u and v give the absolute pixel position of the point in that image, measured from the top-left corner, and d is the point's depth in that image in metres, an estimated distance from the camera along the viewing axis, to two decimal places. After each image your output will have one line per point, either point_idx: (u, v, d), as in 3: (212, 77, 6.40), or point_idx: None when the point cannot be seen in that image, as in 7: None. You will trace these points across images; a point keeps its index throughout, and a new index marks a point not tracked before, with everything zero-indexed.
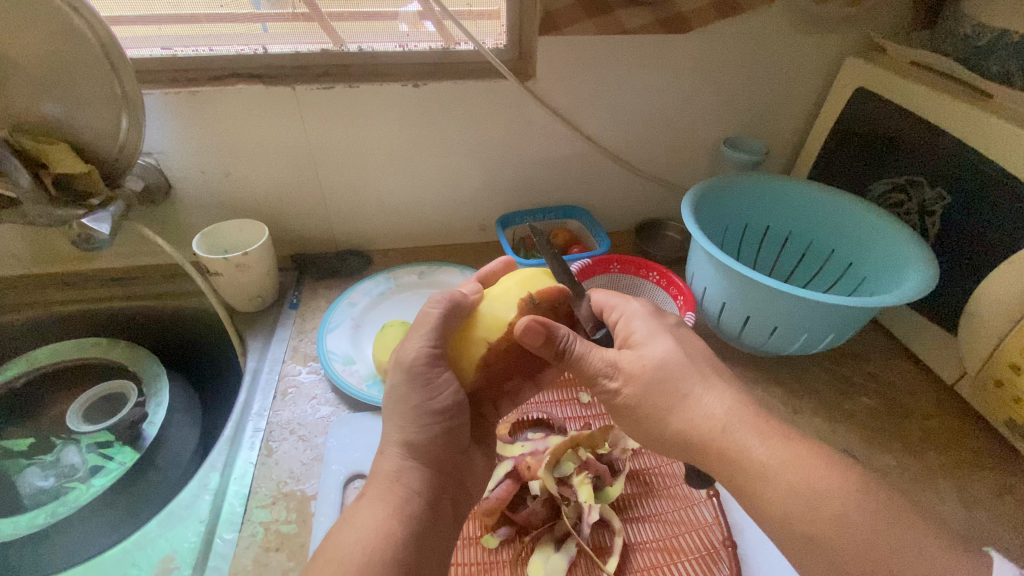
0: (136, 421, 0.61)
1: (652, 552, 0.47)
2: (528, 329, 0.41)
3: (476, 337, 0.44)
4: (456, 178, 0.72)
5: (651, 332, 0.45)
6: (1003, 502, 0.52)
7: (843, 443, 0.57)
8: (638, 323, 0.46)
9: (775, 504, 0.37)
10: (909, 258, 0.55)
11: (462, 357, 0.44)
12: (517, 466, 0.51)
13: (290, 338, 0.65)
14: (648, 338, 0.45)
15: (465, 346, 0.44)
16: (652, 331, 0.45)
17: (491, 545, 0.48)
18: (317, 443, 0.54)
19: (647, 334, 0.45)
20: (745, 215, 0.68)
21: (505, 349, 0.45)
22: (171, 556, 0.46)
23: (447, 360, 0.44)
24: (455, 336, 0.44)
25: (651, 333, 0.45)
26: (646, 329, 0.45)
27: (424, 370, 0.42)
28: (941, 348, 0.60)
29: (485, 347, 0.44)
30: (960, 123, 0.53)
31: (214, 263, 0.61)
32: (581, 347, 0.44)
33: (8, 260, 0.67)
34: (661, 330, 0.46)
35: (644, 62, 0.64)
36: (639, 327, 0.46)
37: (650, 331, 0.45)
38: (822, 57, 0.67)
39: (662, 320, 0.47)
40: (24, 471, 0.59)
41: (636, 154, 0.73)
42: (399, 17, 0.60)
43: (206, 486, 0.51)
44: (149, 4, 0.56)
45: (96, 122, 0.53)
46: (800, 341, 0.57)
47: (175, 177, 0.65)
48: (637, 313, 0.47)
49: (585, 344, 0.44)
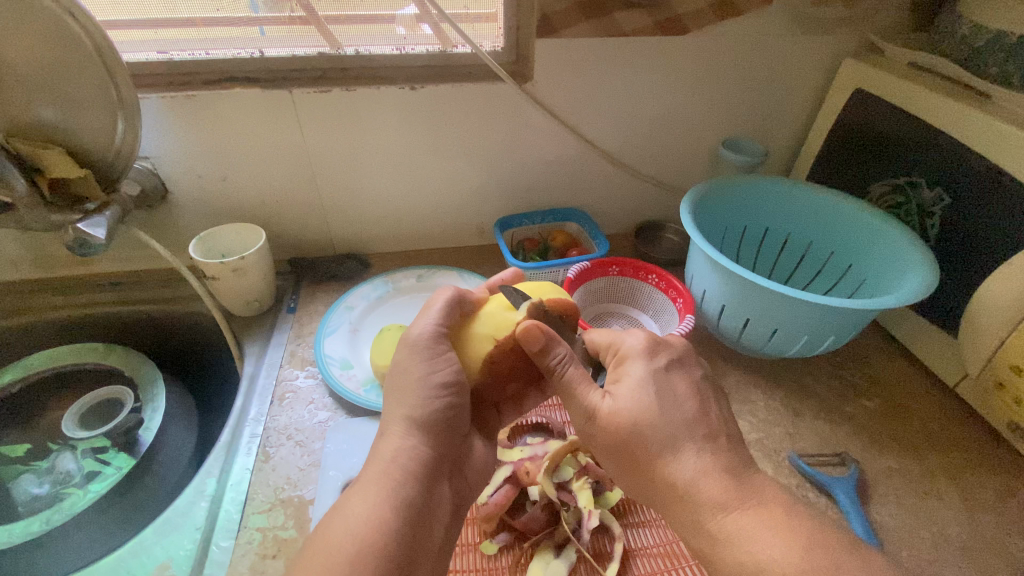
0: (131, 427, 0.60)
1: (652, 558, 0.47)
2: (528, 332, 0.42)
3: (479, 331, 0.44)
4: (454, 180, 0.72)
5: (641, 376, 0.42)
6: (1005, 506, 0.52)
7: (844, 446, 0.57)
8: (631, 368, 0.42)
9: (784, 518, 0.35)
10: (910, 261, 0.55)
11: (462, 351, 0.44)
12: (516, 471, 0.51)
13: (288, 343, 0.65)
14: (632, 384, 0.41)
15: (467, 343, 0.44)
16: (643, 378, 0.42)
17: (490, 552, 0.48)
18: (315, 449, 0.54)
19: (635, 381, 0.42)
20: (745, 217, 0.68)
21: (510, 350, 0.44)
22: (167, 564, 0.46)
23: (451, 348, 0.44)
24: (458, 328, 0.45)
25: (636, 380, 0.42)
26: (635, 375, 0.42)
27: (431, 358, 0.42)
28: (942, 351, 0.60)
29: (491, 344, 0.43)
30: (960, 124, 0.53)
31: (210, 268, 0.60)
32: (574, 375, 0.42)
33: (5, 265, 0.67)
34: (647, 375, 0.42)
35: (642, 64, 0.64)
36: (629, 372, 0.42)
37: (641, 377, 0.42)
38: (821, 58, 0.67)
39: (653, 361, 0.43)
40: (19, 478, 0.58)
41: (634, 156, 0.73)
42: (396, 20, 0.60)
43: (203, 492, 0.51)
44: (145, 9, 0.56)
45: (93, 127, 0.53)
46: (800, 344, 0.56)
47: (172, 182, 0.65)
48: (632, 355, 0.43)
49: (576, 374, 0.42)
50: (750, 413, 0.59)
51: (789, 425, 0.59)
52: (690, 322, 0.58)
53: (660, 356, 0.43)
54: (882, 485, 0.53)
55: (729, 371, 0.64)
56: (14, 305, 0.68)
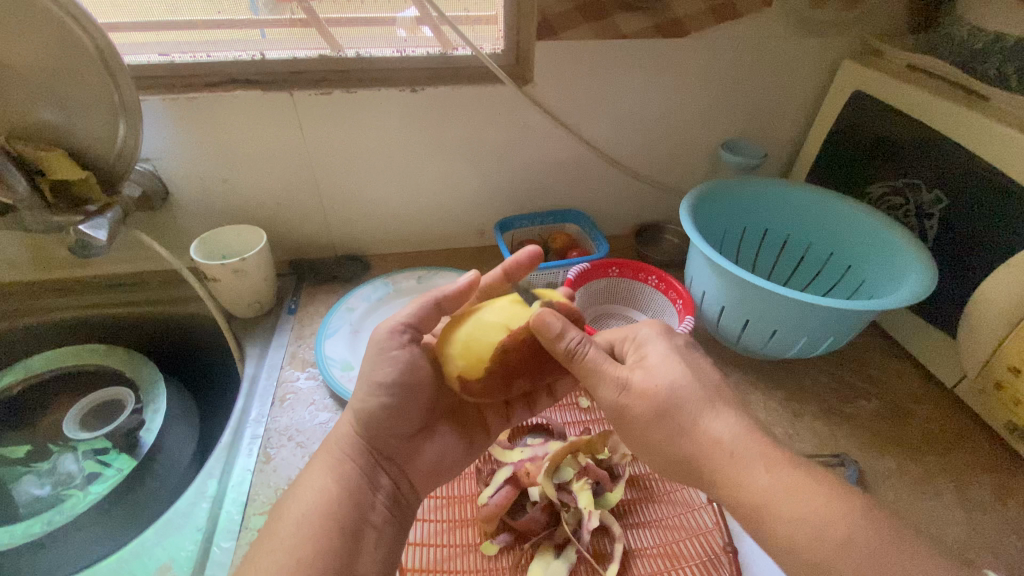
0: (132, 429, 0.61)
1: (652, 559, 0.47)
2: (544, 318, 0.40)
3: (490, 324, 0.42)
4: (454, 182, 0.72)
5: (663, 352, 0.44)
6: (1005, 506, 0.52)
7: (844, 447, 0.57)
8: (651, 348, 0.45)
9: (787, 518, 0.35)
10: (909, 262, 0.55)
11: (473, 343, 0.42)
12: (516, 472, 0.51)
13: (288, 344, 0.65)
14: (659, 357, 0.43)
15: (478, 334, 0.42)
16: (664, 354, 0.44)
17: (490, 553, 0.48)
18: (316, 450, 0.54)
19: (658, 358, 0.43)
20: (744, 218, 0.68)
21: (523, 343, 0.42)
22: (168, 565, 0.46)
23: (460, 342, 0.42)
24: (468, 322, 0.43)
25: (660, 355, 0.44)
26: (658, 351, 0.44)
27: None
28: (941, 351, 0.60)
29: (505, 334, 0.41)
30: (958, 126, 0.53)
31: (212, 270, 0.61)
32: (595, 356, 0.42)
33: (7, 267, 0.67)
34: (668, 352, 0.44)
35: (642, 66, 0.64)
36: (650, 352, 0.44)
37: (662, 354, 0.44)
38: (820, 60, 0.67)
39: (672, 341, 0.45)
40: (21, 479, 0.58)
41: (634, 158, 0.73)
42: (396, 23, 0.60)
43: (204, 493, 0.51)
44: (147, 11, 0.56)
45: (95, 129, 0.53)
46: (799, 345, 0.57)
47: (173, 184, 0.65)
48: (649, 338, 0.46)
49: (597, 357, 0.42)
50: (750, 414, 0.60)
51: (788, 425, 0.59)
52: (690, 323, 0.58)
53: (675, 338, 0.47)
54: (881, 485, 0.54)
55: (729, 372, 0.64)
56: (16, 307, 0.68)
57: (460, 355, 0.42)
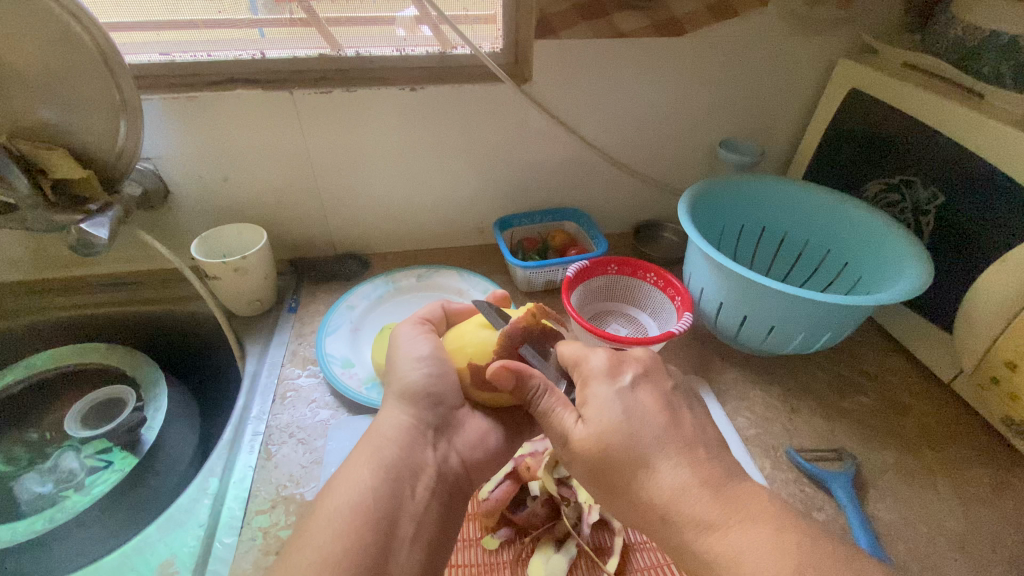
0: (134, 426, 0.60)
1: (653, 552, 0.48)
2: (498, 374, 0.43)
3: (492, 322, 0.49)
4: (453, 180, 0.72)
5: (605, 398, 0.41)
6: (1001, 500, 0.53)
7: (842, 441, 0.57)
8: (595, 387, 0.42)
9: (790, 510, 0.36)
10: (905, 259, 0.55)
11: (480, 334, 0.47)
12: (517, 467, 0.52)
13: (289, 341, 0.65)
14: (599, 407, 0.41)
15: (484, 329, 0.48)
16: (608, 395, 0.41)
17: (491, 547, 0.48)
18: (317, 447, 0.54)
19: (602, 402, 0.41)
20: (742, 215, 0.68)
21: (527, 332, 0.47)
22: (171, 560, 0.46)
23: (472, 334, 0.48)
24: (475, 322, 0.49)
25: (611, 399, 0.41)
26: (600, 397, 0.41)
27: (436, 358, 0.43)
28: (938, 347, 0.61)
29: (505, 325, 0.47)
30: (951, 122, 0.54)
31: (212, 268, 0.61)
32: (546, 404, 0.43)
33: (8, 266, 0.68)
34: (614, 398, 0.41)
35: (638, 65, 0.65)
36: (592, 394, 0.42)
37: (604, 397, 0.41)
38: (816, 58, 0.68)
39: (616, 381, 0.42)
40: (24, 477, 0.59)
41: (631, 156, 0.74)
42: (396, 22, 0.61)
43: (206, 490, 0.51)
44: (149, 11, 0.56)
45: (94, 127, 0.53)
46: (797, 340, 0.57)
47: (174, 183, 0.65)
48: (594, 373, 0.43)
49: (552, 402, 0.43)
50: (748, 409, 0.60)
51: (787, 421, 0.59)
52: (689, 319, 0.57)
53: (624, 374, 0.43)
54: (879, 479, 0.54)
55: (727, 368, 0.65)
56: (17, 306, 0.68)
57: (464, 348, 0.47)
